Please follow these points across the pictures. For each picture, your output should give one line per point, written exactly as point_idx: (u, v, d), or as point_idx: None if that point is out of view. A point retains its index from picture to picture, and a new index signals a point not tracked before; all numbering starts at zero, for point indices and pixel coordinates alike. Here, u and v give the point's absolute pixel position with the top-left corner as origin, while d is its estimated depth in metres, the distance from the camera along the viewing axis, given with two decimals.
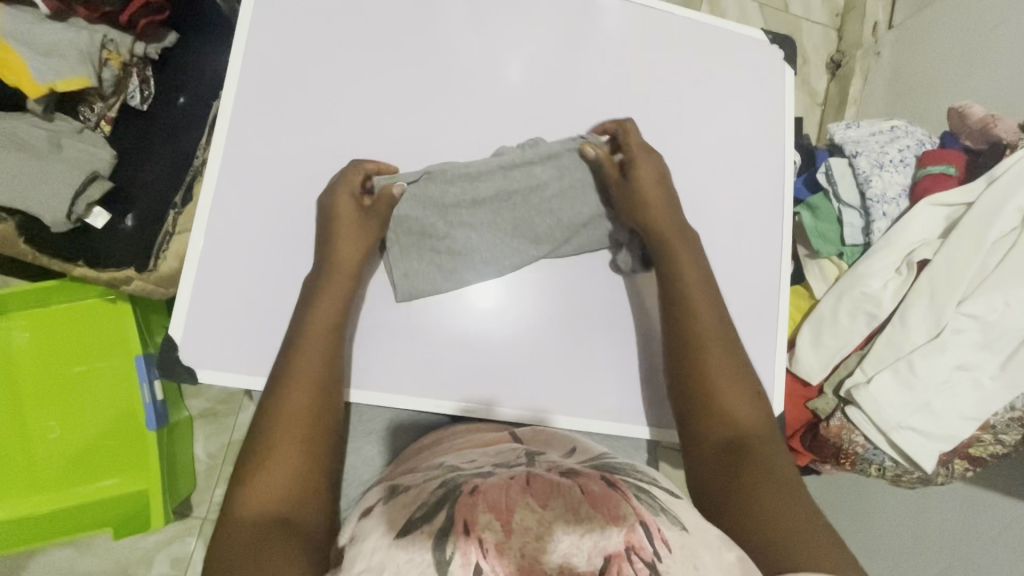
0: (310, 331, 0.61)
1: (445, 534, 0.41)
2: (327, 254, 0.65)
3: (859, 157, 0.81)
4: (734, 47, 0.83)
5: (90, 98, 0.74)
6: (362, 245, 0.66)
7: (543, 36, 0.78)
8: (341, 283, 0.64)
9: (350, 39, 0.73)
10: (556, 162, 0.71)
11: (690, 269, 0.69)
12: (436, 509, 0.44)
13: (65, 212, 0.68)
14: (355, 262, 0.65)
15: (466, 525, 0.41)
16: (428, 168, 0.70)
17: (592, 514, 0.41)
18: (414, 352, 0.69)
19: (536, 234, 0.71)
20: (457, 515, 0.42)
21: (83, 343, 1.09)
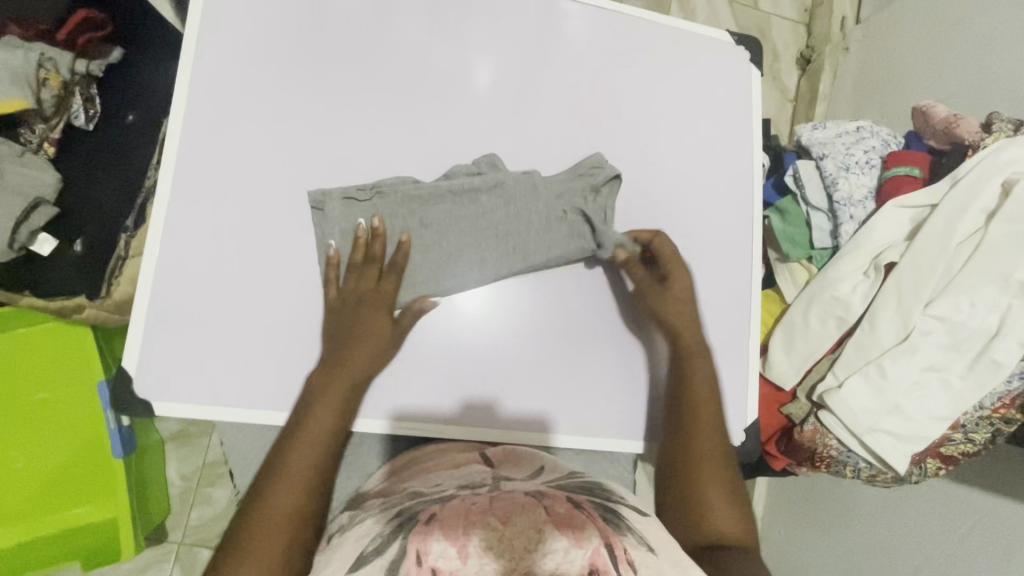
0: (311, 425, 0.60)
1: (397, 564, 0.40)
2: (341, 347, 0.64)
3: (825, 160, 0.82)
4: (700, 49, 0.82)
5: (30, 119, 0.69)
6: (375, 345, 0.65)
7: (506, 43, 0.76)
8: (347, 383, 0.63)
9: (305, 52, 0.70)
10: (502, 190, 0.70)
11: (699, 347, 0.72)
12: (390, 539, 0.43)
13: (7, 242, 0.65)
14: (367, 363, 0.64)
15: (419, 554, 0.40)
16: (380, 184, 0.69)
17: (555, 534, 0.40)
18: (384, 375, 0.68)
19: (493, 253, 0.70)
20: (409, 545, 0.41)
21: (44, 369, 1.04)
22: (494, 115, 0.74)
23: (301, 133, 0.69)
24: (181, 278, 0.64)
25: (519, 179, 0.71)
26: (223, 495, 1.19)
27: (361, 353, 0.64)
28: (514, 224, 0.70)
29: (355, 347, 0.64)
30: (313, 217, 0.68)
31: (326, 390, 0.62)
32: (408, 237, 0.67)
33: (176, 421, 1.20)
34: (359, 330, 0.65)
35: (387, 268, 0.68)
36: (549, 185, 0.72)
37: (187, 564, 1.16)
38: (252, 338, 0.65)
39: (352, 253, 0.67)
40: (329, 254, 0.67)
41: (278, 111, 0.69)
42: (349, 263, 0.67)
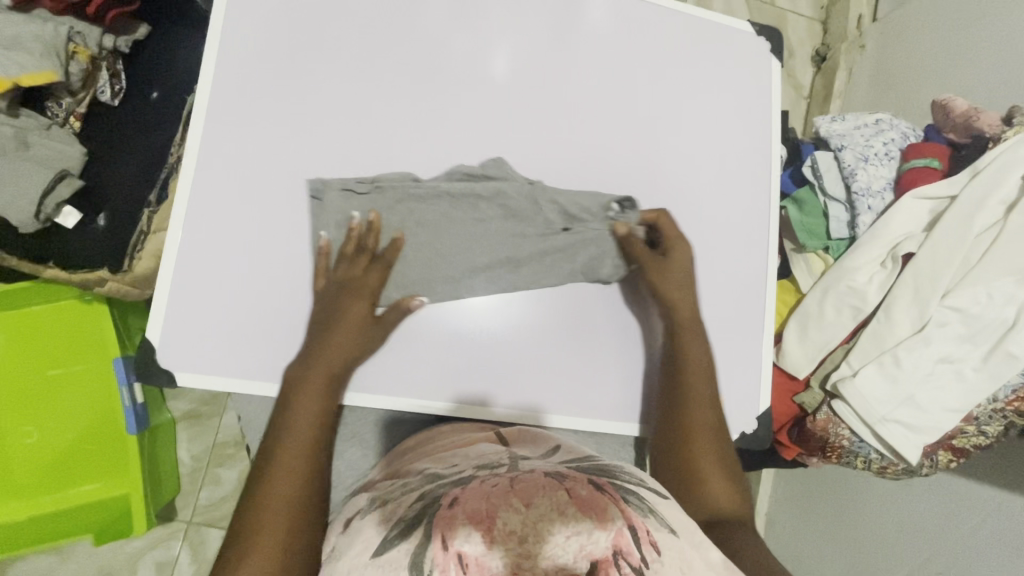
0: (296, 415, 0.61)
1: (423, 551, 0.40)
2: (321, 335, 0.65)
3: (844, 151, 0.82)
4: (721, 40, 0.82)
5: (57, 92, 0.71)
6: (360, 335, 0.66)
7: (527, 28, 0.76)
8: (330, 368, 0.64)
9: (328, 30, 0.71)
10: (501, 202, 0.72)
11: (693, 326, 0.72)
12: (414, 525, 0.43)
13: (32, 212, 0.66)
14: (351, 348, 0.65)
15: (444, 539, 0.40)
16: (379, 179, 0.70)
17: (580, 517, 0.40)
18: (404, 352, 0.69)
19: (489, 249, 0.71)
20: (434, 532, 0.41)
21: (58, 345, 1.05)
22: (514, 99, 0.75)
23: (324, 111, 0.70)
24: (206, 252, 0.65)
25: (516, 183, 0.73)
26: (232, 476, 1.20)
27: (342, 341, 0.65)
28: (508, 224, 0.72)
29: (348, 335, 0.65)
30: (309, 207, 0.68)
31: (308, 378, 0.63)
32: (402, 234, 0.69)
33: (187, 401, 1.21)
34: (348, 319, 0.65)
35: (375, 259, 0.68)
36: (545, 188, 0.73)
37: (196, 542, 1.17)
38: (275, 312, 0.66)
39: (344, 244, 0.68)
40: (320, 244, 0.67)
41: (302, 88, 0.69)
42: (338, 254, 0.68)
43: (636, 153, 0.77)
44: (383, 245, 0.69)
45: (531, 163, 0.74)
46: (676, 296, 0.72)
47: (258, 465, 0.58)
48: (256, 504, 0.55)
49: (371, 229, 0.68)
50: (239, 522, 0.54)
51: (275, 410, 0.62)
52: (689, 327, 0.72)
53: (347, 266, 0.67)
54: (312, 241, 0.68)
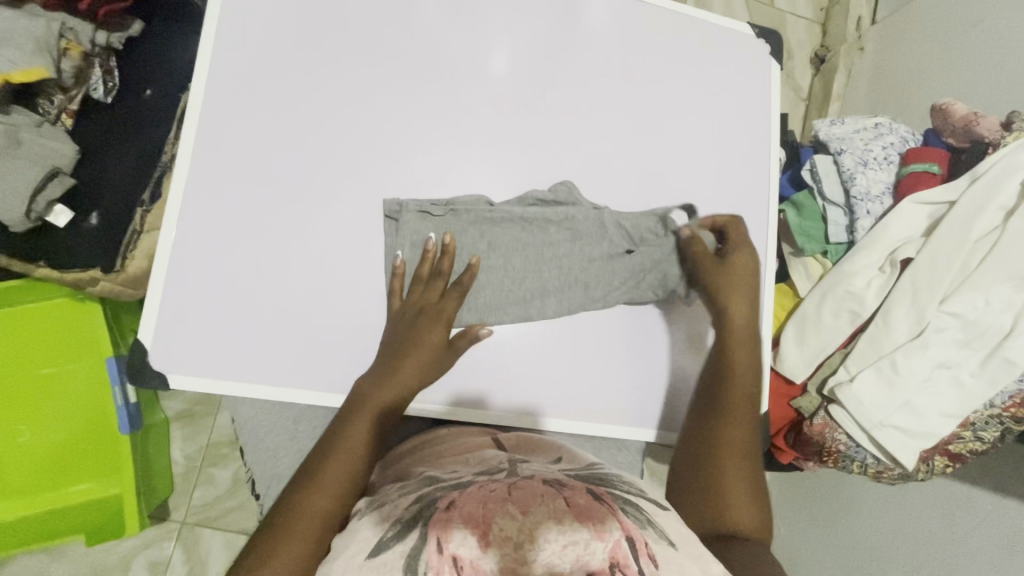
0: (349, 432, 0.60)
1: (418, 551, 0.40)
2: (391, 356, 0.65)
3: (844, 155, 0.82)
4: (721, 42, 0.82)
5: (49, 89, 0.70)
6: (428, 360, 0.65)
7: (526, 28, 0.75)
8: (393, 390, 0.63)
9: (324, 28, 0.70)
10: (570, 226, 0.72)
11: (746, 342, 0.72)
12: (409, 527, 0.42)
13: (23, 211, 0.65)
14: (418, 373, 0.65)
15: (440, 541, 0.40)
16: (454, 202, 0.70)
17: (578, 526, 0.40)
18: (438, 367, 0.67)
19: (558, 273, 0.71)
20: (430, 534, 0.40)
21: (51, 344, 1.04)
22: (513, 99, 0.74)
23: (320, 110, 0.69)
24: (200, 252, 0.64)
25: (585, 207, 0.73)
26: (227, 475, 1.20)
27: (411, 365, 0.65)
28: (576, 248, 0.72)
29: (414, 360, 0.65)
30: (386, 226, 0.69)
31: (373, 398, 0.63)
32: (479, 258, 0.69)
33: (181, 401, 1.20)
34: (421, 342, 0.65)
35: (451, 286, 0.68)
36: (613, 212, 0.73)
37: (190, 543, 1.16)
38: (269, 314, 0.65)
39: (419, 266, 0.68)
40: (395, 264, 0.68)
41: (298, 86, 0.69)
42: (413, 276, 0.68)
43: (634, 155, 0.76)
44: (460, 270, 0.69)
45: (529, 165, 0.74)
46: (735, 309, 0.72)
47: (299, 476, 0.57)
48: (286, 514, 0.53)
49: (448, 253, 0.68)
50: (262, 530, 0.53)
51: (331, 425, 0.62)
52: (744, 348, 0.72)
53: (422, 288, 0.67)
54: (387, 262, 0.68)
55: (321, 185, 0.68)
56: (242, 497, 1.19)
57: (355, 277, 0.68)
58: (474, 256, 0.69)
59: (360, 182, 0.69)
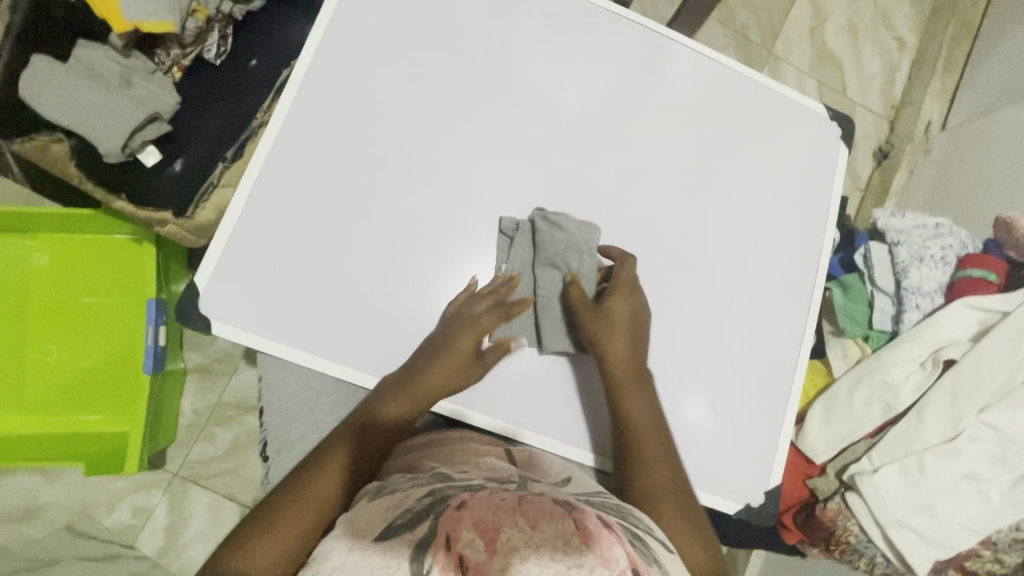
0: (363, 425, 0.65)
1: (428, 543, 0.39)
2: (427, 360, 0.66)
3: (900, 247, 0.81)
4: (795, 117, 0.84)
5: (169, 43, 0.77)
6: (453, 365, 0.66)
7: (612, 70, 0.79)
8: (413, 389, 0.65)
9: (425, 34, 0.75)
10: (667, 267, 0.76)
11: (647, 418, 0.69)
12: (422, 517, 0.42)
13: (121, 144, 0.71)
14: (443, 376, 0.66)
15: (449, 538, 0.39)
16: (541, 222, 0.72)
17: (583, 550, 0.39)
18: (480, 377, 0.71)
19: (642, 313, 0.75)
20: (440, 528, 0.40)
21: (98, 276, 1.14)
22: (585, 132, 0.77)
23: (404, 107, 0.73)
24: (268, 213, 0.68)
25: (550, 230, 0.72)
26: (227, 437, 1.21)
27: (440, 368, 0.66)
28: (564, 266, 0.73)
29: (444, 367, 0.66)
30: (447, 226, 0.72)
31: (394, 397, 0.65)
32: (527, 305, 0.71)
33: (202, 355, 1.21)
34: (455, 350, 0.66)
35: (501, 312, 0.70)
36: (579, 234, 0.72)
37: (177, 496, 1.18)
38: (319, 285, 0.68)
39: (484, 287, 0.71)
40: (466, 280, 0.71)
41: (389, 80, 0.73)
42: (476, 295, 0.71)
43: (689, 206, 0.78)
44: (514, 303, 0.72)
45: (587, 195, 0.76)
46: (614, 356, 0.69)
47: (315, 457, 0.63)
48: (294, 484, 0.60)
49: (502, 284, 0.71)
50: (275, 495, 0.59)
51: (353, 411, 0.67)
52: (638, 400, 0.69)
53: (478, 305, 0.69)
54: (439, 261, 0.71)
55: (391, 175, 0.71)
56: (236, 461, 1.20)
57: (404, 267, 0.70)
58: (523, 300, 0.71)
59: (428, 179, 0.72)
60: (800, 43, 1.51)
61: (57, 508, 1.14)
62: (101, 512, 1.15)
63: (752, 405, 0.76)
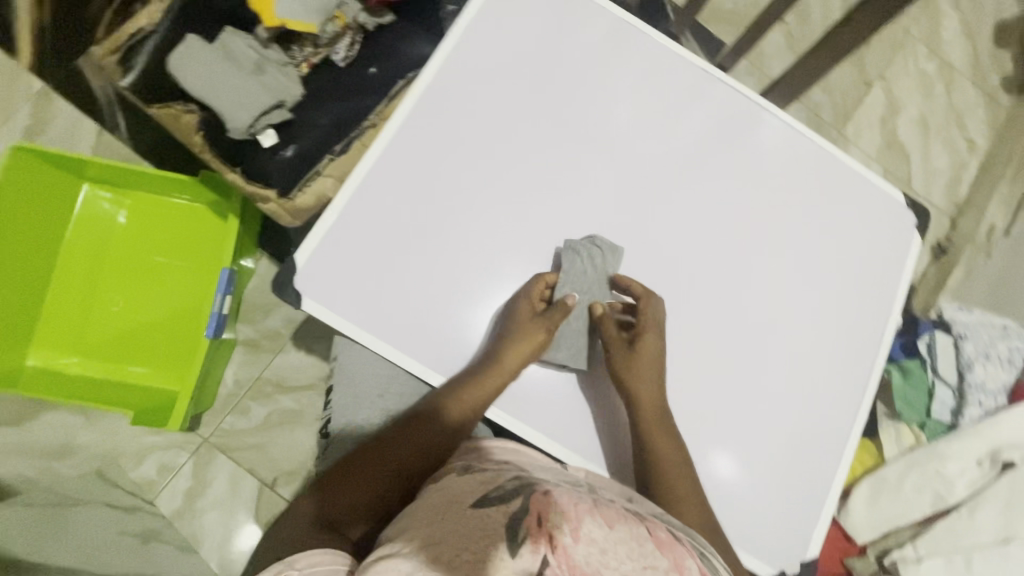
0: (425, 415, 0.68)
1: (521, 517, 0.45)
2: (488, 354, 0.69)
3: (965, 341, 0.88)
4: (873, 200, 0.86)
5: (305, 42, 0.85)
6: (513, 360, 0.69)
7: (705, 128, 0.83)
8: (474, 387, 0.68)
9: (537, 69, 0.80)
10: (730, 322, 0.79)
11: (675, 451, 0.70)
12: (514, 495, 0.48)
13: (248, 123, 0.78)
14: (502, 370, 0.68)
15: (540, 517, 0.44)
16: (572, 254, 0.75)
17: (656, 554, 0.44)
18: (538, 395, 0.74)
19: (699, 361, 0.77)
20: (531, 507, 0.46)
21: (175, 238, 1.20)
22: (670, 182, 0.81)
23: (508, 133, 0.78)
24: (371, 207, 0.72)
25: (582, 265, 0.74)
26: (260, 413, 1.24)
27: (499, 360, 0.68)
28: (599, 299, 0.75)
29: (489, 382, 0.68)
30: (530, 247, 0.76)
31: (455, 389, 0.68)
32: (603, 308, 0.74)
33: (254, 329, 1.26)
34: (515, 341, 0.69)
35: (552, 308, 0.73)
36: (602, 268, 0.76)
37: (202, 461, 1.21)
38: (406, 281, 0.72)
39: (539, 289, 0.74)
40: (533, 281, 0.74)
41: (499, 106, 0.78)
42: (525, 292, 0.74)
43: (759, 269, 0.81)
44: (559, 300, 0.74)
45: (664, 241, 0.79)
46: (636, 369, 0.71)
47: (382, 437, 0.67)
48: (361, 460, 0.65)
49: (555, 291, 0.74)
50: (345, 466, 0.65)
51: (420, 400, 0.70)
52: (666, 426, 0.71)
53: (531, 302, 0.72)
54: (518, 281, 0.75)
55: (486, 194, 0.76)
56: (264, 438, 1.23)
57: (484, 279, 0.74)
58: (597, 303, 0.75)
59: (519, 201, 0.77)
60: (872, 129, 1.54)
61: (90, 451, 1.17)
62: (129, 463, 1.18)
63: (795, 471, 0.76)
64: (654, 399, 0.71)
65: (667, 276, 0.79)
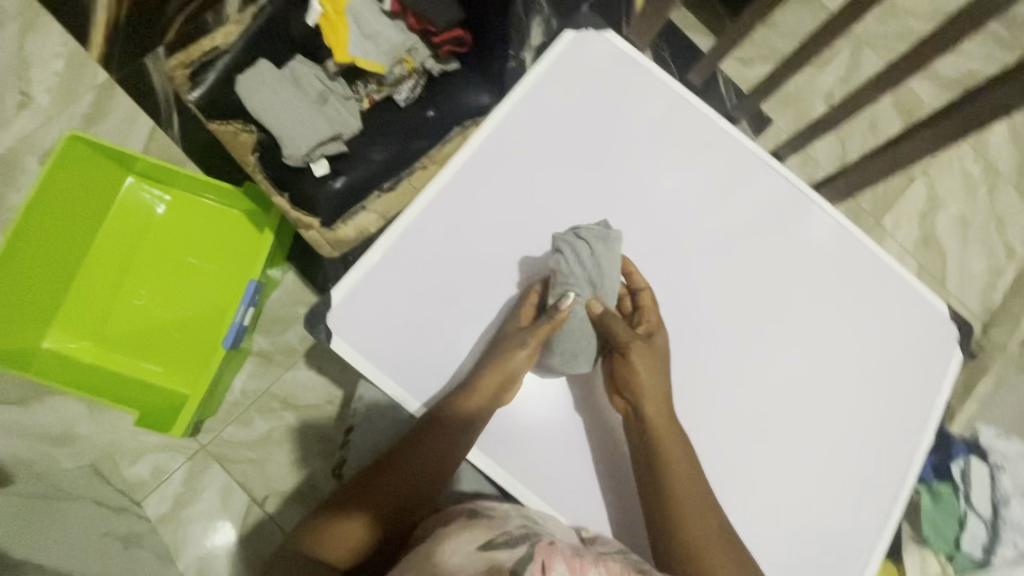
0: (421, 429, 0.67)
1: (527, 561, 0.48)
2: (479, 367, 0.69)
3: (1003, 476, 0.94)
4: (916, 308, 0.84)
5: (370, 80, 0.87)
6: (497, 370, 0.67)
7: (752, 215, 0.82)
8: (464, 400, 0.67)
9: (593, 135, 0.80)
10: (757, 417, 0.77)
11: (701, 520, 0.65)
12: (520, 541, 0.52)
13: (304, 152, 0.79)
14: (490, 381, 0.67)
15: (544, 564, 0.48)
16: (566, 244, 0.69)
17: None
18: (554, 466, 0.71)
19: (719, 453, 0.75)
20: (536, 554, 0.49)
21: (208, 241, 1.22)
22: (711, 265, 0.80)
23: (557, 195, 0.78)
24: (412, 254, 0.72)
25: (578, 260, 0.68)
26: (262, 427, 1.22)
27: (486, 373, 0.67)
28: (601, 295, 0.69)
29: (468, 402, 0.67)
30: None
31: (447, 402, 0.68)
32: (602, 305, 0.68)
33: (269, 341, 1.25)
34: (505, 356, 0.68)
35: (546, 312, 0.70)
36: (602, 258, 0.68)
37: (197, 468, 1.19)
38: (436, 331, 0.71)
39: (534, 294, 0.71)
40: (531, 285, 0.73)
41: (551, 167, 0.78)
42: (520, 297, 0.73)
43: (791, 365, 0.79)
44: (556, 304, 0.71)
45: (699, 325, 0.78)
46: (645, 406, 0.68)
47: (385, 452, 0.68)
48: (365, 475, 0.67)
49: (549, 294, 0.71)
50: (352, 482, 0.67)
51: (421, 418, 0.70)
52: (687, 489, 0.66)
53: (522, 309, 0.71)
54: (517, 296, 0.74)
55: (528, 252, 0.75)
56: (262, 453, 1.21)
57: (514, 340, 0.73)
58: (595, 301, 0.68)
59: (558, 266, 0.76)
60: (910, 223, 1.53)
61: (87, 443, 1.16)
62: (125, 460, 1.17)
63: None
64: (673, 443, 0.67)
65: (697, 360, 0.77)
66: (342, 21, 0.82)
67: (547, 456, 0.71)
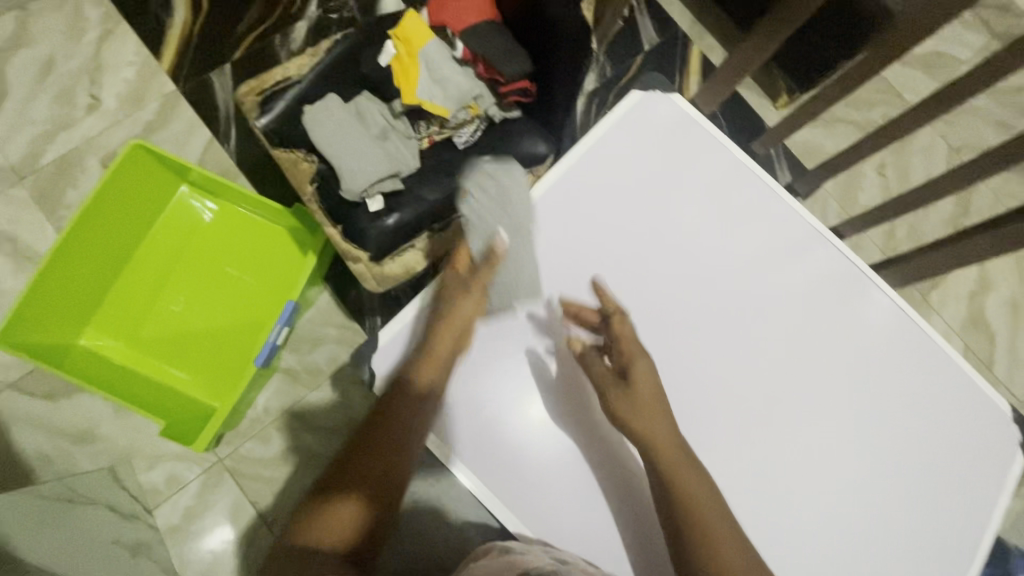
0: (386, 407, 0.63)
1: None
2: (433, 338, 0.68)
3: None
4: (980, 407, 0.79)
5: (432, 121, 0.89)
6: (452, 331, 0.68)
7: (809, 292, 0.79)
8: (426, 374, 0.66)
9: (650, 197, 0.79)
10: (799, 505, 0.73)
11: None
12: None
13: (361, 188, 0.81)
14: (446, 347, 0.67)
15: None
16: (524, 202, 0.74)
17: None
18: (582, 532, 0.69)
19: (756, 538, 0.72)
20: None
21: (250, 254, 1.23)
22: (762, 340, 0.77)
23: (609, 255, 0.77)
24: (460, 302, 0.73)
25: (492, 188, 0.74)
26: (280, 445, 1.21)
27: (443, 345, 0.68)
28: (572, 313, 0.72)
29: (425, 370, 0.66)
30: None
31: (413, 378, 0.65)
32: (581, 342, 0.70)
33: (297, 360, 1.25)
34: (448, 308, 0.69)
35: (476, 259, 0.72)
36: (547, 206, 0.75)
37: (211, 481, 1.18)
38: (475, 380, 0.71)
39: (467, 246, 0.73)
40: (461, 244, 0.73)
41: (605, 226, 0.77)
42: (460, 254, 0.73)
43: (838, 453, 0.75)
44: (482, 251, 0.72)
45: (745, 402, 0.75)
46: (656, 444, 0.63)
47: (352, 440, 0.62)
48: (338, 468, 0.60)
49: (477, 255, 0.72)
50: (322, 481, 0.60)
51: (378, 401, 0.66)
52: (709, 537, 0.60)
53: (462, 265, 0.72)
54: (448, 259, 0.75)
55: None
56: (277, 472, 1.19)
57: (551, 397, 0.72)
58: (575, 338, 0.71)
59: None
60: (957, 301, 1.48)
61: (108, 444, 1.16)
62: (141, 464, 1.17)
63: None
64: (690, 483, 0.62)
65: (740, 439, 0.74)
66: (414, 66, 0.87)
67: (576, 522, 0.69)
